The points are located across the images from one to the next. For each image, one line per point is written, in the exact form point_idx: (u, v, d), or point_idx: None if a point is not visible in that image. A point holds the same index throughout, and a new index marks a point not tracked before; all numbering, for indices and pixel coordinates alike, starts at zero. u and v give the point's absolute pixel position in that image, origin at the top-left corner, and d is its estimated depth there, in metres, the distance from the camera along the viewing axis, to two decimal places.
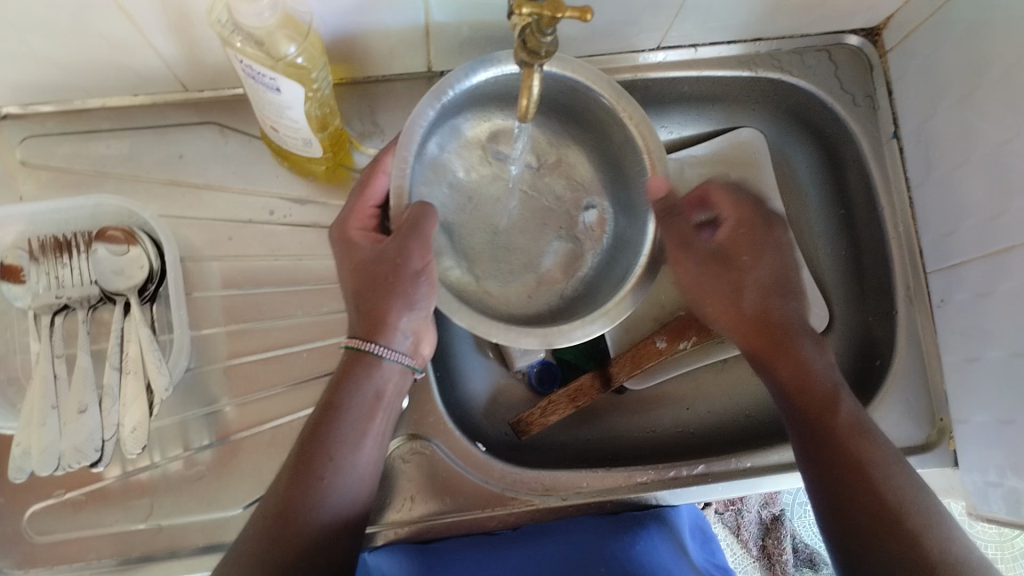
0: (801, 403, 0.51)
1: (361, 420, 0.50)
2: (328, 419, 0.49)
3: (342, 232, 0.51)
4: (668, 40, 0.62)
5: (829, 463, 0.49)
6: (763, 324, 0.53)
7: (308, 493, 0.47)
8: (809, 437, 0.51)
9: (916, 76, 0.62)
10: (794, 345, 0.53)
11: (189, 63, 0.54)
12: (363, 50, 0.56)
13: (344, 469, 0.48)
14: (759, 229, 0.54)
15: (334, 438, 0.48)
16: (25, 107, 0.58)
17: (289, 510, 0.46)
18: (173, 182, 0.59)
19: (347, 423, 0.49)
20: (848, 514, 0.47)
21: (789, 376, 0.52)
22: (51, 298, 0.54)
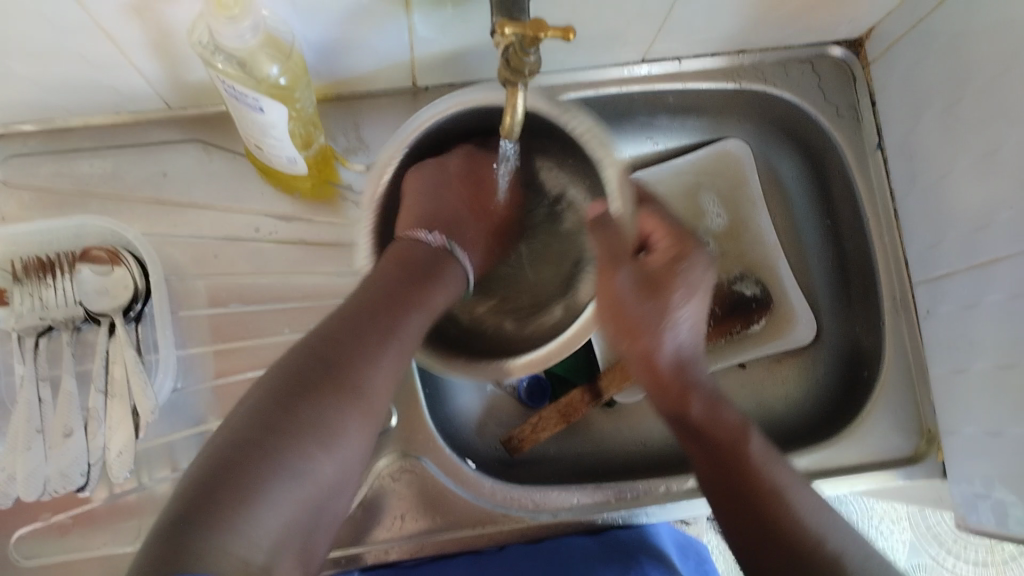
0: (704, 437, 0.50)
1: (387, 334, 0.46)
2: (355, 332, 0.45)
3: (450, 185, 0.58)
4: (652, 53, 0.62)
5: (738, 500, 0.48)
6: (676, 365, 0.52)
7: (318, 407, 0.41)
8: (718, 472, 0.49)
9: (900, 88, 0.62)
10: (695, 384, 0.51)
11: (172, 82, 0.54)
12: (347, 67, 0.55)
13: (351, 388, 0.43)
14: (691, 258, 0.52)
15: (354, 355, 0.44)
16: (8, 126, 0.57)
17: (294, 416, 0.40)
18: (158, 201, 0.59)
19: (367, 340, 0.45)
20: (764, 547, 0.46)
21: (700, 413, 0.51)
22: (35, 320, 0.53)
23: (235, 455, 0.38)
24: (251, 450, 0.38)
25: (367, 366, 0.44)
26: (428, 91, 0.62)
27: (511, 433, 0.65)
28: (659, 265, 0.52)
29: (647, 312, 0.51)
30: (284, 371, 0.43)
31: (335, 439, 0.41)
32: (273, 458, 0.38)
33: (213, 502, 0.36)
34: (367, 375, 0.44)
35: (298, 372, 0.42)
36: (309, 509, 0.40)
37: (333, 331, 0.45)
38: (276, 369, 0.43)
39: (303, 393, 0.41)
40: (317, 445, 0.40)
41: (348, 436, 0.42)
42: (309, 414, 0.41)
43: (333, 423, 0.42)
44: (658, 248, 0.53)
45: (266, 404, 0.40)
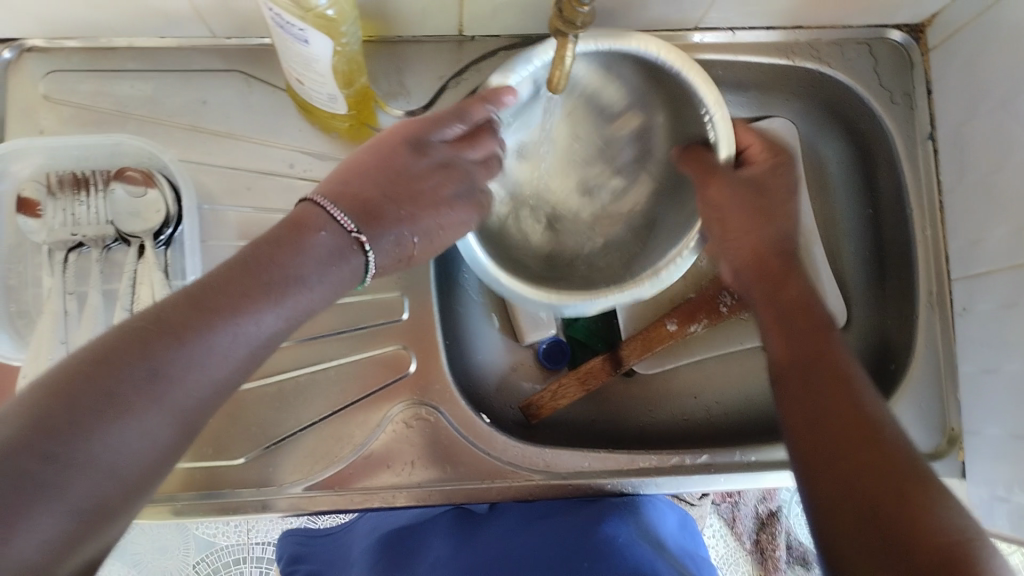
0: (800, 356, 0.49)
1: (241, 336, 0.38)
2: (174, 328, 0.36)
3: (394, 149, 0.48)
4: (706, 21, 0.60)
5: (818, 412, 0.46)
6: (769, 268, 0.54)
7: (148, 375, 0.35)
8: (796, 355, 0.49)
9: (959, 76, 0.60)
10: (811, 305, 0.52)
11: (217, 10, 0.54)
12: (394, 9, 0.55)
13: (194, 369, 0.36)
14: (780, 165, 0.57)
15: (192, 339, 0.36)
16: (51, 41, 0.58)
17: (96, 394, 0.33)
18: (195, 129, 0.59)
19: (212, 325, 0.37)
20: (823, 434, 0.45)
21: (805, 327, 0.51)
22: (66, 235, 0.54)
23: (65, 415, 0.32)
24: (71, 407, 0.32)
25: (204, 345, 0.37)
26: (474, 41, 0.61)
27: (530, 399, 0.65)
28: (759, 174, 0.56)
29: (750, 211, 0.55)
30: (118, 331, 0.35)
31: (169, 409, 0.35)
32: (94, 416, 0.33)
33: (28, 482, 0.30)
34: (177, 406, 0.36)
35: (106, 364, 0.34)
36: (146, 465, 0.35)
37: (155, 325, 0.36)
38: (69, 359, 0.34)
39: (93, 394, 0.33)
40: (120, 431, 0.33)
41: (153, 421, 0.35)
42: (116, 393, 0.34)
43: (167, 394, 0.35)
44: (755, 159, 0.57)
45: (67, 384, 0.33)
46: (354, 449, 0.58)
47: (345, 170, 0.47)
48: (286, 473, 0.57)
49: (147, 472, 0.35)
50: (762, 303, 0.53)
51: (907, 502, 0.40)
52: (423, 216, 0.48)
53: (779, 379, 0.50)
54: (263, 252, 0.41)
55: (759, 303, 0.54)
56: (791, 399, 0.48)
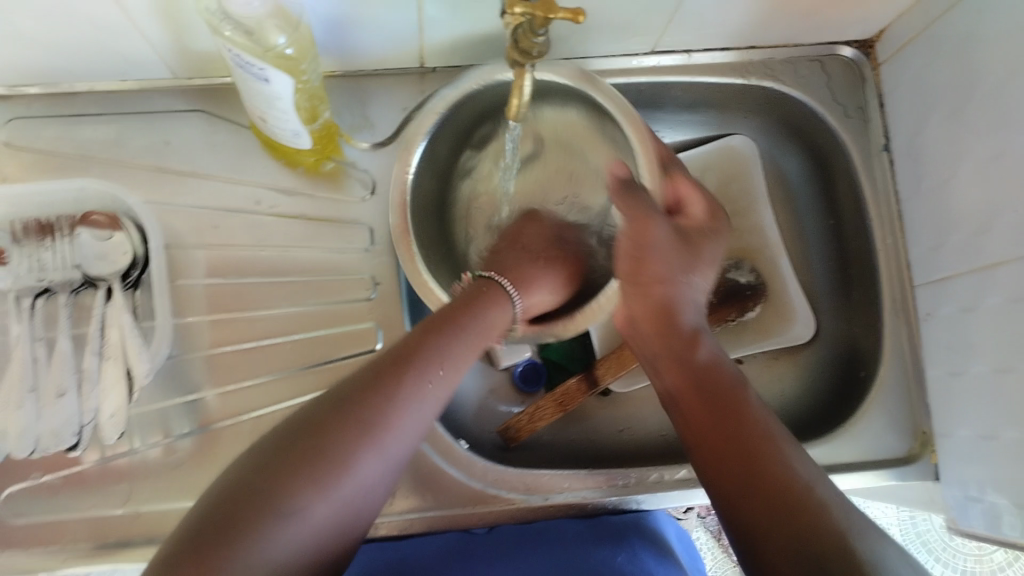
0: (700, 383, 0.49)
1: (438, 390, 0.43)
2: (338, 410, 0.39)
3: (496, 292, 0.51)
4: (662, 44, 0.62)
5: (731, 448, 0.45)
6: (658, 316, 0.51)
7: (343, 438, 0.38)
8: (704, 418, 0.48)
9: (909, 88, 0.62)
10: (697, 340, 0.51)
11: (179, 52, 0.54)
12: (354, 45, 0.55)
13: (405, 423, 0.41)
14: (717, 229, 0.55)
15: (389, 389, 0.41)
16: (11, 89, 0.58)
17: (304, 453, 0.37)
18: (160, 169, 0.59)
19: (410, 376, 0.42)
20: (735, 491, 0.44)
21: (702, 361, 0.50)
22: (32, 281, 0.53)
23: (262, 472, 0.36)
24: (258, 481, 0.36)
25: (374, 416, 0.40)
26: (436, 72, 0.62)
27: (508, 422, 0.65)
28: (689, 227, 0.54)
29: (672, 264, 0.51)
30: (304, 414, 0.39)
31: (362, 467, 0.38)
32: (275, 499, 0.35)
33: (226, 543, 0.33)
34: (391, 457, 0.40)
35: (280, 447, 0.38)
36: (327, 520, 0.37)
37: (332, 401, 0.40)
38: (257, 446, 0.38)
39: (298, 453, 0.37)
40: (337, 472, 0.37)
41: (370, 469, 0.39)
42: (319, 451, 0.37)
43: (384, 445, 0.40)
44: (690, 217, 0.55)
45: (268, 452, 0.37)
46: None
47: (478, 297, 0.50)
48: None
49: (341, 528, 0.38)
50: (668, 363, 0.51)
51: (824, 525, 0.40)
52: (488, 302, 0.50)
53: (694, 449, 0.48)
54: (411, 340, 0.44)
55: (665, 373, 0.51)
56: (704, 441, 0.47)
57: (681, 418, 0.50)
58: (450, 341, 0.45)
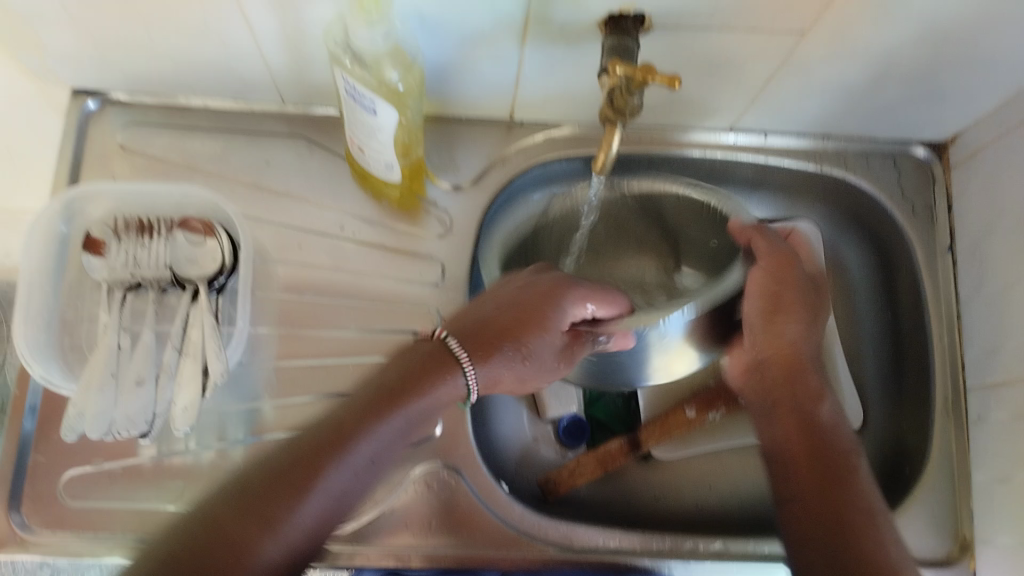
0: (798, 441, 0.53)
1: (389, 429, 0.46)
2: (261, 495, 0.41)
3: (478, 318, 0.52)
4: (741, 123, 0.65)
5: (823, 510, 0.48)
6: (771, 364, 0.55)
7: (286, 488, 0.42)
8: (808, 471, 0.51)
9: (977, 192, 0.64)
10: (802, 391, 0.54)
11: (293, 80, 0.59)
12: (453, 92, 0.59)
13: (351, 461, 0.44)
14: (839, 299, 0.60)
15: (330, 437, 0.44)
16: (133, 95, 0.63)
17: (248, 511, 0.41)
18: (255, 186, 0.63)
19: (359, 427, 0.45)
20: (819, 552, 0.47)
21: (802, 414, 0.54)
22: (126, 275, 0.57)
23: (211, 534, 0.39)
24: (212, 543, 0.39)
25: (288, 497, 0.41)
26: (522, 126, 0.66)
27: (549, 475, 0.66)
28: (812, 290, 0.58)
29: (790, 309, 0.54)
30: (251, 476, 0.43)
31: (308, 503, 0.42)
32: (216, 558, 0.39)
33: None
34: (341, 488, 0.43)
35: (195, 549, 0.39)
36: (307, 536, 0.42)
37: (258, 484, 0.42)
38: (202, 511, 0.41)
39: (238, 514, 0.40)
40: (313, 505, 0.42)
41: (334, 479, 0.43)
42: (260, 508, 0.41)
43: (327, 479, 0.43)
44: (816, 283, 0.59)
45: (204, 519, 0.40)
46: (375, 505, 0.59)
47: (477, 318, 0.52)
48: None
49: None
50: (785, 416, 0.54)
51: None
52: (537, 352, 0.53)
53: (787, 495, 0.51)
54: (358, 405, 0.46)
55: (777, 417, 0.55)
56: (796, 497, 0.50)
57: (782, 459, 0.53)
58: (395, 409, 0.46)
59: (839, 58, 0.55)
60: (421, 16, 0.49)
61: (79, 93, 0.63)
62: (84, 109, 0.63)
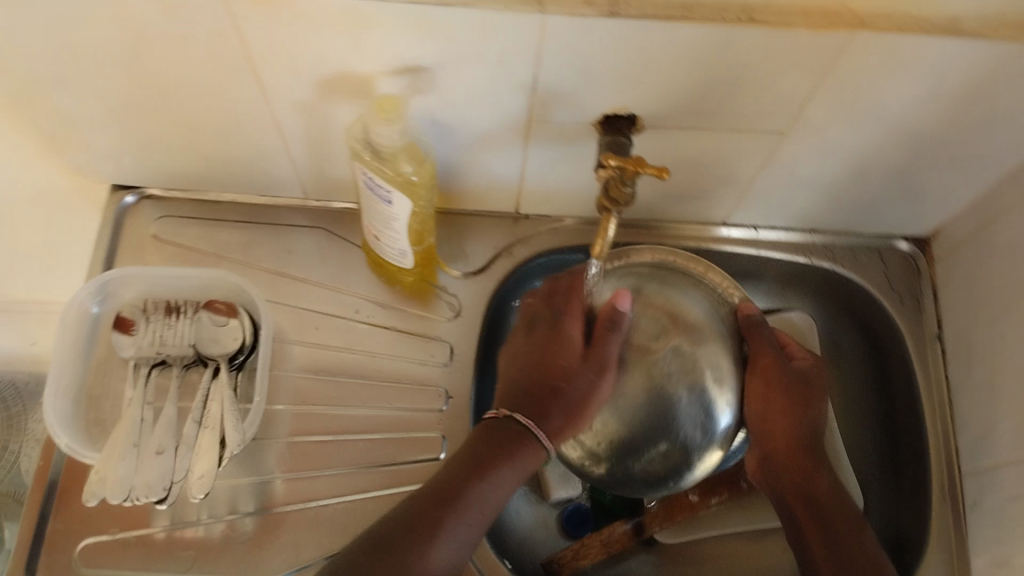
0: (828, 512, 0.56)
1: (493, 480, 0.50)
2: (398, 540, 0.47)
3: (564, 363, 0.52)
4: (734, 218, 0.69)
5: None
6: (802, 450, 0.56)
7: (419, 524, 0.48)
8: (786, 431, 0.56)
9: (961, 285, 0.67)
10: (817, 470, 0.57)
11: (315, 176, 0.64)
12: (464, 186, 0.65)
13: (485, 497, 0.50)
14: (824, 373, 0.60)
15: (452, 490, 0.49)
16: (167, 191, 0.69)
17: (410, 519, 0.48)
18: (277, 273, 0.67)
19: (475, 477, 0.50)
20: None
21: (823, 491, 0.56)
22: (152, 352, 0.60)
23: None
24: None
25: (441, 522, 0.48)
26: (528, 219, 0.70)
27: (552, 556, 0.67)
28: (808, 369, 0.58)
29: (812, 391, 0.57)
30: (391, 517, 0.49)
31: (464, 511, 0.49)
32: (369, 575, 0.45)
33: None
34: (467, 518, 0.49)
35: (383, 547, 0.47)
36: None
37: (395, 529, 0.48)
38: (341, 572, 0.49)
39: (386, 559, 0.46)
40: (453, 529, 0.48)
41: (484, 507, 0.50)
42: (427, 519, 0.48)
43: (477, 497, 0.50)
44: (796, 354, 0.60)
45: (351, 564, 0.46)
46: None
47: (560, 379, 0.52)
48: None
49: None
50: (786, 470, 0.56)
51: None
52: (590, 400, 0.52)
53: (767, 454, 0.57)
54: (461, 470, 0.50)
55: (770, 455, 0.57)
56: None
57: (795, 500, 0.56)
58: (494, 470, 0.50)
59: (819, 159, 0.59)
60: (434, 119, 0.55)
61: (118, 189, 0.68)
62: (120, 203, 0.68)
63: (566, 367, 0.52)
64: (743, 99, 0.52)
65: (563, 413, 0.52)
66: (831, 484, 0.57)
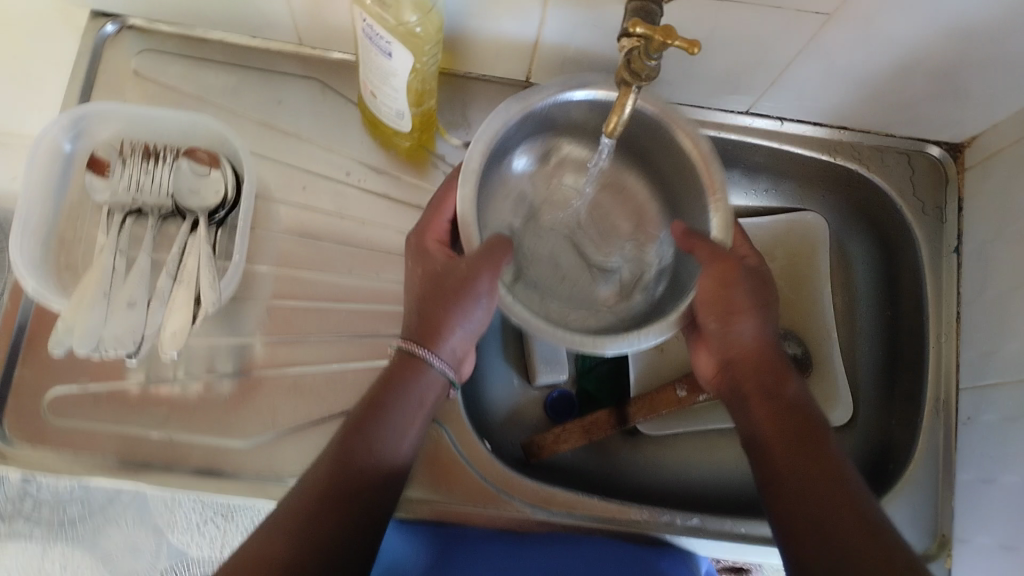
0: (782, 426, 0.50)
1: (408, 412, 0.51)
2: (347, 455, 0.48)
3: (428, 272, 0.52)
4: (758, 106, 0.64)
5: (811, 489, 0.46)
6: (756, 361, 0.53)
7: (363, 439, 0.49)
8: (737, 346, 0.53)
9: (989, 199, 0.63)
10: (768, 374, 0.52)
11: (311, 19, 0.58)
12: (473, 43, 0.59)
13: (420, 412, 0.52)
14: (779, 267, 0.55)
15: (382, 412, 0.50)
16: (150, 22, 0.63)
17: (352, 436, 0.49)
18: (265, 124, 0.63)
19: (392, 403, 0.50)
20: (816, 525, 0.45)
21: (764, 410, 0.51)
22: (127, 199, 0.56)
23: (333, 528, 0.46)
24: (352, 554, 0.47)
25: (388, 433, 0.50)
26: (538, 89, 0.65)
27: (533, 439, 0.66)
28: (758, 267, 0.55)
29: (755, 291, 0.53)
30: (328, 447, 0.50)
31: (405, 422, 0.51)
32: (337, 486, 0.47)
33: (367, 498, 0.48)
34: (414, 425, 0.51)
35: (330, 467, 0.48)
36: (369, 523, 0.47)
37: (340, 448, 0.49)
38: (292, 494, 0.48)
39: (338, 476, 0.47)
40: (396, 436, 0.50)
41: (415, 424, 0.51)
42: (366, 434, 0.49)
43: (416, 416, 0.51)
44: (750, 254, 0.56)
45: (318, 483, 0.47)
46: None
47: (424, 296, 0.52)
48: (290, 462, 0.56)
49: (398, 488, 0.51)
50: (756, 402, 0.52)
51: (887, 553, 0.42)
52: (469, 309, 0.50)
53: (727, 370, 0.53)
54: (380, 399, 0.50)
55: (739, 386, 0.53)
56: (801, 481, 0.47)
57: (753, 435, 0.51)
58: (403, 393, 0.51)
59: (862, 48, 0.54)
60: None
61: (98, 16, 0.62)
62: (101, 31, 0.62)
63: (433, 291, 0.51)
64: None
65: (435, 331, 0.51)
66: (794, 395, 0.52)
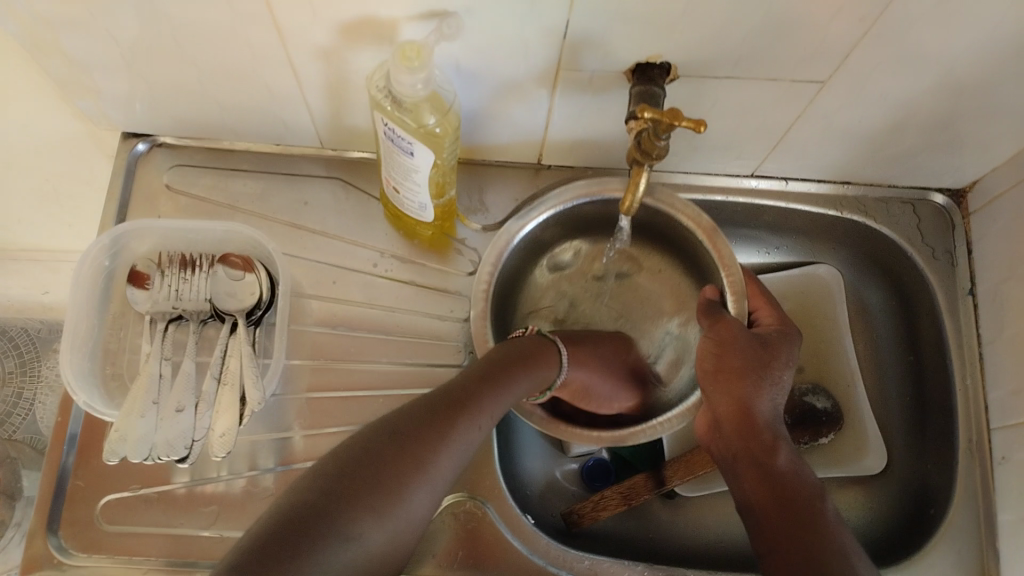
0: (776, 489, 0.51)
1: (427, 459, 0.43)
2: (354, 469, 0.40)
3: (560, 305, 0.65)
4: (762, 170, 0.67)
5: (799, 546, 0.47)
6: (745, 420, 0.54)
7: (372, 469, 0.40)
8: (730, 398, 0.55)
9: (997, 240, 0.65)
10: (760, 435, 0.54)
11: (333, 124, 0.62)
12: (487, 136, 0.62)
13: (441, 471, 0.43)
14: (790, 336, 0.59)
15: (413, 436, 0.43)
16: (179, 140, 0.66)
17: (361, 472, 0.40)
18: (293, 225, 0.65)
19: (430, 435, 0.44)
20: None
21: (755, 475, 0.52)
22: (168, 307, 0.59)
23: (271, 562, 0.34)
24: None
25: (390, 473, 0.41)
26: (549, 170, 0.68)
27: (572, 507, 0.66)
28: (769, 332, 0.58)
29: (759, 354, 0.56)
30: (318, 470, 0.41)
31: (415, 487, 0.42)
32: (317, 524, 0.37)
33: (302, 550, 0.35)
34: (422, 501, 0.42)
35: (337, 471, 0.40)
36: (367, 557, 0.38)
37: (348, 460, 0.41)
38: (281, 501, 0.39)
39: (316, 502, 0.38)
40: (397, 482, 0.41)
41: (424, 492, 0.42)
42: (384, 455, 0.42)
43: (432, 474, 0.43)
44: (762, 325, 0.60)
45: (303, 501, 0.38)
46: None
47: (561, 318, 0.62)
48: None
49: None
50: (744, 464, 0.53)
51: None
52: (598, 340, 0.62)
53: (722, 428, 0.56)
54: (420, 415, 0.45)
55: (728, 446, 0.55)
56: (785, 546, 0.47)
57: (744, 499, 0.53)
58: (472, 416, 0.47)
59: (857, 108, 0.57)
60: (458, 67, 0.52)
61: (129, 137, 0.65)
62: (132, 151, 0.66)
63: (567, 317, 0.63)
64: (788, 46, 0.49)
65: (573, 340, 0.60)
66: (787, 462, 0.53)
